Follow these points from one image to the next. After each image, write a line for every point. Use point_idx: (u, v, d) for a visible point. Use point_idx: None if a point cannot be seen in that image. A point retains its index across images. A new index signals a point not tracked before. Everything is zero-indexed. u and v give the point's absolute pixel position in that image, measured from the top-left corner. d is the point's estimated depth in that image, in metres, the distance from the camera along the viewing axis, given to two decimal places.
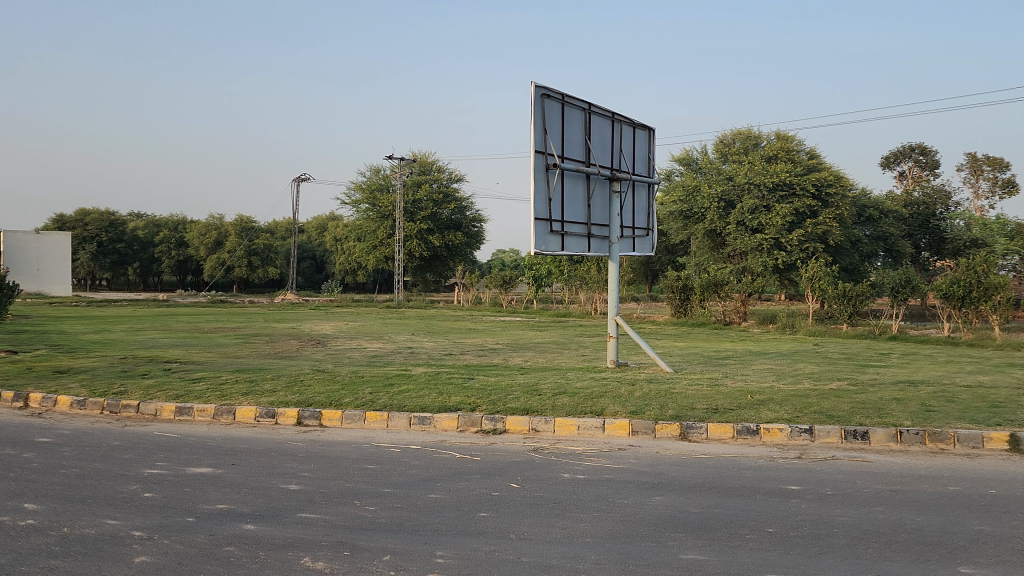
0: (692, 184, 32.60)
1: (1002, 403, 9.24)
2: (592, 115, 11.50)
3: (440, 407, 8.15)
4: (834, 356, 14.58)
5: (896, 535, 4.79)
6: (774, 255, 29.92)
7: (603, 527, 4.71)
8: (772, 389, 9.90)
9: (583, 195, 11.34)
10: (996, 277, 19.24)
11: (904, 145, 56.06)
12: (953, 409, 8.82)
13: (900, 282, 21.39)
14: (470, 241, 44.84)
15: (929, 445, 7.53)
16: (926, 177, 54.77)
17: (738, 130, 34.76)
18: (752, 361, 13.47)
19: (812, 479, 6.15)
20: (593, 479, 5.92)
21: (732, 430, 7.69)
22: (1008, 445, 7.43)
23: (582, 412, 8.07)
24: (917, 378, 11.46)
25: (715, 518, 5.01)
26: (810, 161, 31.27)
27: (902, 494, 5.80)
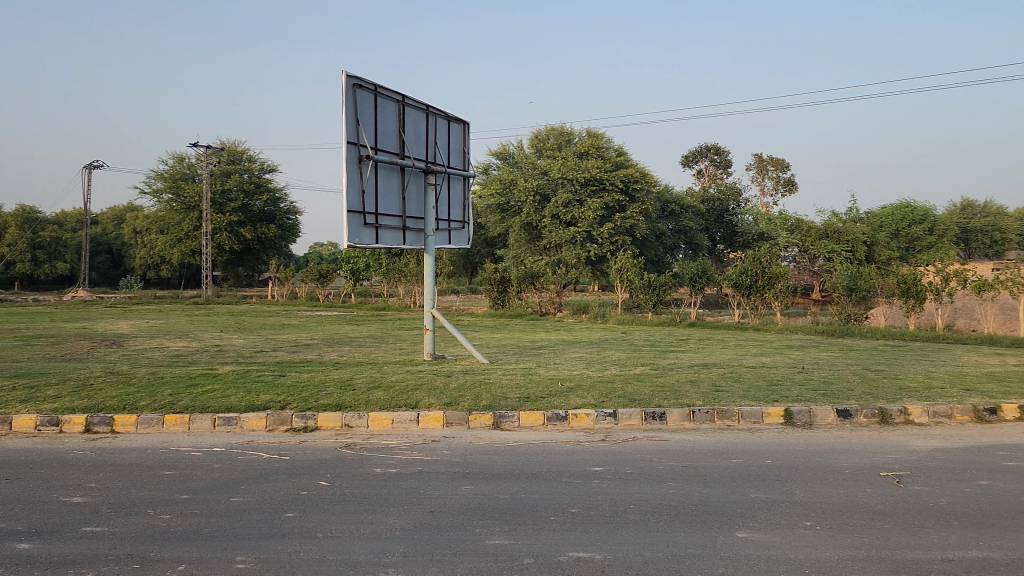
0: (508, 178, 33.14)
1: (780, 382, 10.23)
2: (406, 107, 11.44)
3: (247, 406, 7.84)
4: (639, 343, 15.48)
5: (684, 508, 5.18)
6: (586, 248, 31.10)
7: (412, 519, 4.74)
8: (581, 376, 10.36)
9: (398, 187, 11.28)
10: (779, 267, 21.28)
11: (701, 145, 60.20)
12: (738, 388, 9.66)
13: (698, 273, 23.05)
14: (285, 234, 43.28)
15: (717, 422, 8.19)
16: (721, 176, 59.23)
17: (551, 126, 35.88)
18: (564, 350, 14.02)
19: (614, 460, 6.51)
20: (405, 472, 5.93)
21: (542, 417, 7.97)
22: (783, 419, 8.27)
23: (395, 405, 8.05)
24: (710, 361, 12.40)
25: (522, 503, 5.18)
26: (618, 158, 32.90)
27: (692, 469, 6.27)
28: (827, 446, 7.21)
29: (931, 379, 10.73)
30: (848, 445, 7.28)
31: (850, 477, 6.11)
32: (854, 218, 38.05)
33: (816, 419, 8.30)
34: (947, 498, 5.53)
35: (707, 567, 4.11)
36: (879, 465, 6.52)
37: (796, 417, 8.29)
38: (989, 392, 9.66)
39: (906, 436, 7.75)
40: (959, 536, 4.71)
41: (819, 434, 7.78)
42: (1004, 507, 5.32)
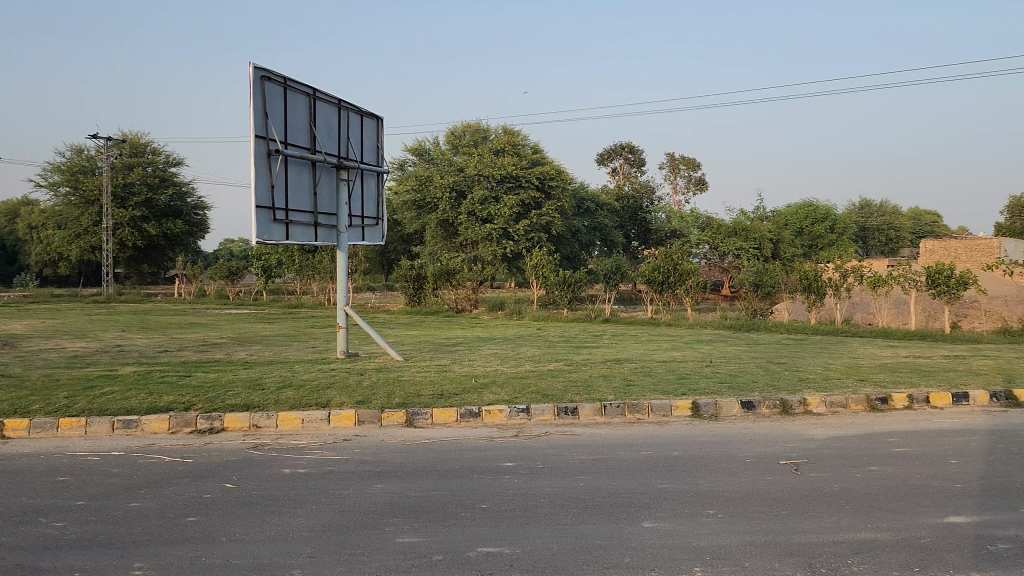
0: (424, 174, 32.86)
1: (688, 375, 10.53)
2: (317, 101, 11.25)
3: (150, 408, 7.58)
4: (554, 339, 15.64)
5: (593, 500, 5.27)
6: (502, 245, 31.16)
7: (321, 520, 4.67)
8: (495, 373, 10.40)
9: (309, 182, 11.08)
10: (689, 264, 21.86)
11: (616, 144, 61.17)
12: (649, 382, 9.89)
13: (612, 269, 23.47)
14: (192, 230, 41.90)
15: (628, 416, 8.36)
16: (635, 175, 60.36)
17: (467, 123, 35.87)
18: (479, 346, 14.08)
19: (526, 455, 6.57)
20: (314, 472, 5.84)
21: (455, 414, 7.98)
22: (690, 412, 8.51)
23: (306, 404, 7.92)
24: (623, 356, 12.67)
25: (432, 501, 5.18)
26: (534, 155, 33.20)
27: (602, 462, 6.39)
28: (731, 437, 7.45)
29: (829, 370, 11.23)
30: (751, 435, 7.56)
31: (751, 466, 6.33)
32: (760, 216, 39.39)
33: (721, 411, 8.58)
34: (841, 484, 5.80)
35: (612, 557, 4.20)
36: (780, 453, 6.79)
37: (703, 409, 8.54)
38: (881, 383, 10.20)
39: (805, 426, 8.09)
40: (850, 519, 4.95)
41: (725, 425, 8.04)
42: (891, 491, 5.62)
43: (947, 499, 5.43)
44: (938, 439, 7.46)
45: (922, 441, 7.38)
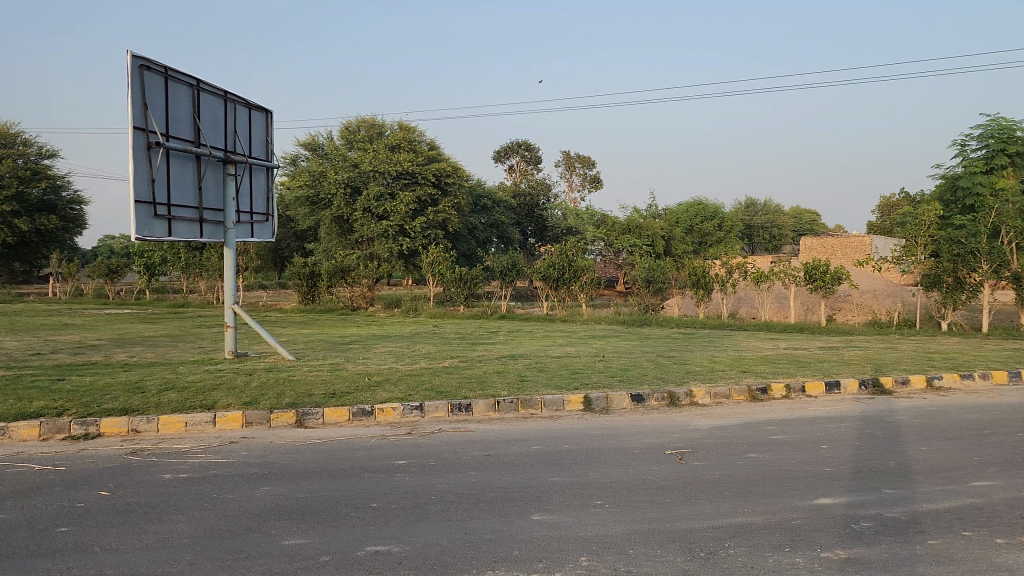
0: (317, 169, 32.12)
1: (581, 370, 10.75)
2: (201, 92, 10.86)
3: (18, 415, 7.14)
4: (450, 336, 15.64)
5: (484, 495, 5.31)
6: (399, 242, 30.86)
7: (203, 525, 4.53)
8: (389, 371, 10.32)
9: (193, 176, 10.68)
10: (584, 261, 22.28)
11: (513, 141, 61.59)
12: (542, 377, 10.04)
13: (507, 266, 23.63)
14: (69, 225, 39.65)
15: (521, 411, 8.45)
16: (531, 172, 61.00)
17: (362, 118, 35.39)
18: (374, 344, 13.94)
19: (418, 453, 6.56)
20: (198, 476, 5.66)
21: (348, 413, 7.87)
22: (582, 406, 8.69)
23: (190, 407, 7.65)
24: (517, 352, 12.80)
25: (321, 502, 5.10)
26: (430, 152, 33.11)
27: (493, 457, 6.44)
28: (620, 429, 7.66)
29: (714, 363, 11.70)
30: (640, 427, 7.78)
31: (638, 456, 6.54)
32: (652, 214, 40.55)
33: (612, 404, 8.80)
34: (721, 471, 6.06)
35: (501, 550, 4.25)
36: (666, 444, 7.02)
37: (594, 403, 8.74)
38: (761, 374, 10.70)
39: (690, 416, 8.39)
40: (729, 505, 5.18)
41: (615, 418, 8.26)
42: (768, 476, 5.91)
43: (818, 482, 5.76)
44: (811, 426, 7.89)
45: (797, 428, 7.79)
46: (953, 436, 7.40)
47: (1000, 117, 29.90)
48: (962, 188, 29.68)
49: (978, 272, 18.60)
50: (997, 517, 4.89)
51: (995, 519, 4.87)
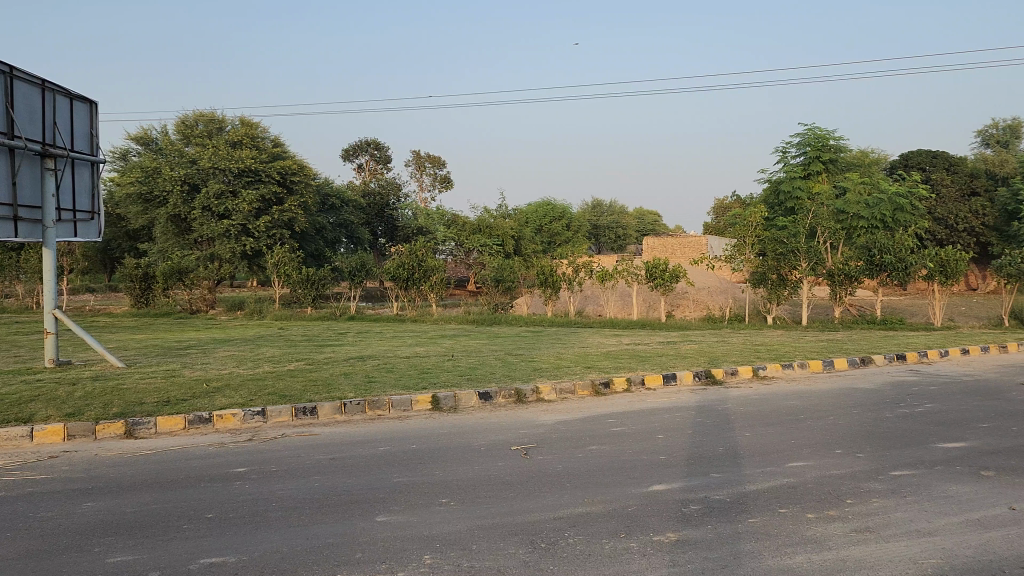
0: (150, 165, 30.25)
1: (430, 370, 10.77)
2: (15, 80, 10.01)
3: None
4: (295, 339, 15.20)
5: (327, 500, 5.22)
6: (242, 242, 29.71)
7: (17, 548, 4.19)
8: (230, 375, 9.91)
9: (5, 171, 9.83)
10: (433, 261, 22.29)
11: (361, 140, 60.56)
12: (390, 378, 9.97)
13: (356, 266, 23.23)
14: None
15: (368, 413, 8.36)
16: (381, 171, 60.24)
17: (200, 112, 33.77)
18: (213, 348, 13.34)
19: (259, 460, 6.35)
20: (11, 495, 5.22)
21: (183, 421, 7.51)
22: (430, 405, 8.71)
23: (4, 421, 7.06)
24: (366, 353, 12.65)
25: (152, 515, 4.85)
26: (274, 149, 32.11)
27: (338, 460, 6.34)
28: (467, 427, 7.74)
29: (560, 360, 12.03)
30: (486, 425, 7.89)
31: (484, 453, 6.64)
32: (502, 214, 41.11)
33: (460, 403, 8.88)
34: (562, 464, 6.26)
35: (343, 554, 4.20)
36: (512, 440, 7.17)
37: (442, 402, 8.78)
38: (604, 369, 11.13)
39: (536, 412, 8.60)
40: (570, 496, 5.36)
41: (462, 416, 8.33)
42: (607, 467, 6.16)
43: (652, 470, 6.07)
44: (648, 417, 8.29)
45: (635, 420, 8.17)
46: (774, 421, 8.00)
47: (815, 126, 32.44)
48: (784, 192, 32.00)
49: (798, 270, 20.22)
50: (809, 494, 5.35)
51: (807, 496, 5.32)
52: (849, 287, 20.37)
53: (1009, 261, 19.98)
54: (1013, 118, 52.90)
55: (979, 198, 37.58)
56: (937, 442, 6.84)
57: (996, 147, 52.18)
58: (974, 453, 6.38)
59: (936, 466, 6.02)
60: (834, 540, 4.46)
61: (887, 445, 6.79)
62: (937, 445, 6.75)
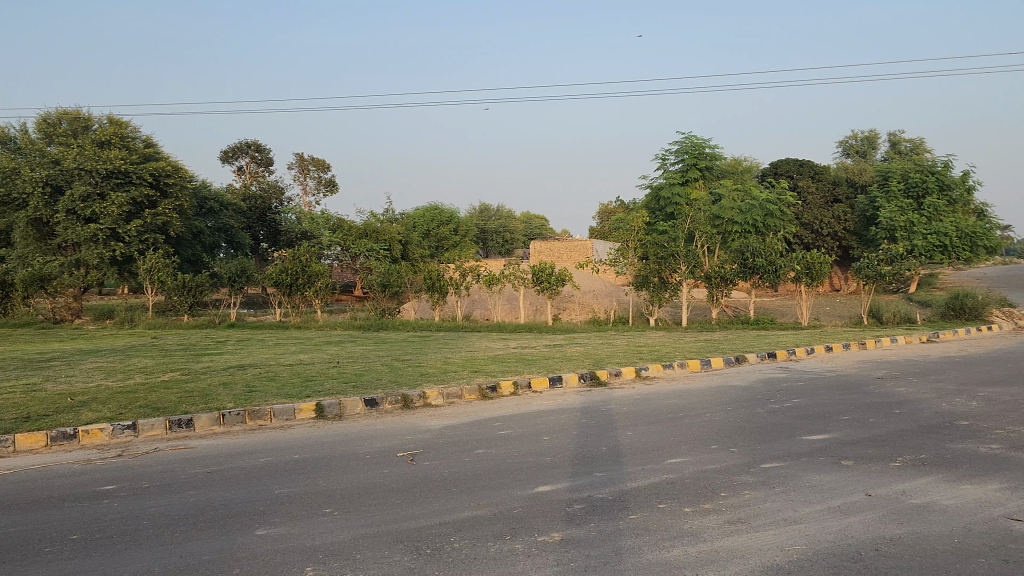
0: (8, 166, 28.41)
1: (314, 377, 10.53)
2: None
3: None
4: (170, 348, 14.53)
5: (203, 515, 5.02)
6: (111, 247, 28.15)
7: None
8: (97, 388, 9.36)
9: None
10: (318, 266, 21.79)
11: (241, 141, 58.58)
12: (272, 387, 9.68)
13: (236, 272, 22.42)
14: None
15: (249, 423, 8.10)
16: (262, 174, 58.52)
17: (64, 109, 31.94)
18: (80, 360, 12.57)
19: (130, 476, 6.03)
20: None
21: (44, 438, 7.06)
22: (314, 414, 8.52)
23: None
24: (246, 362, 12.23)
25: (9, 538, 4.53)
26: (146, 150, 30.64)
27: (215, 473, 6.11)
28: (352, 435, 7.61)
29: (447, 364, 12.00)
30: (372, 431, 7.79)
31: (369, 461, 6.54)
32: (389, 218, 40.67)
33: (345, 410, 8.72)
34: (449, 469, 6.25)
35: (221, 571, 4.05)
36: (398, 446, 7.10)
37: (326, 410, 8.61)
38: (491, 372, 11.19)
39: (423, 418, 8.55)
40: (456, 501, 5.36)
41: (347, 424, 8.19)
42: (492, 470, 6.19)
43: (538, 471, 6.15)
44: (534, 419, 8.40)
45: (521, 422, 8.25)
46: (654, 420, 8.26)
47: (692, 135, 33.71)
48: (663, 198, 33.05)
49: (678, 273, 20.94)
50: (686, 489, 5.55)
51: (684, 490, 5.52)
52: (725, 288, 21.26)
53: (866, 263, 21.40)
54: (870, 130, 56.71)
55: (841, 205, 40.02)
56: (804, 435, 7.24)
57: (855, 157, 55.79)
58: (836, 444, 6.80)
59: (803, 458, 6.38)
60: (710, 532, 4.65)
61: (758, 439, 7.14)
62: (803, 437, 7.16)
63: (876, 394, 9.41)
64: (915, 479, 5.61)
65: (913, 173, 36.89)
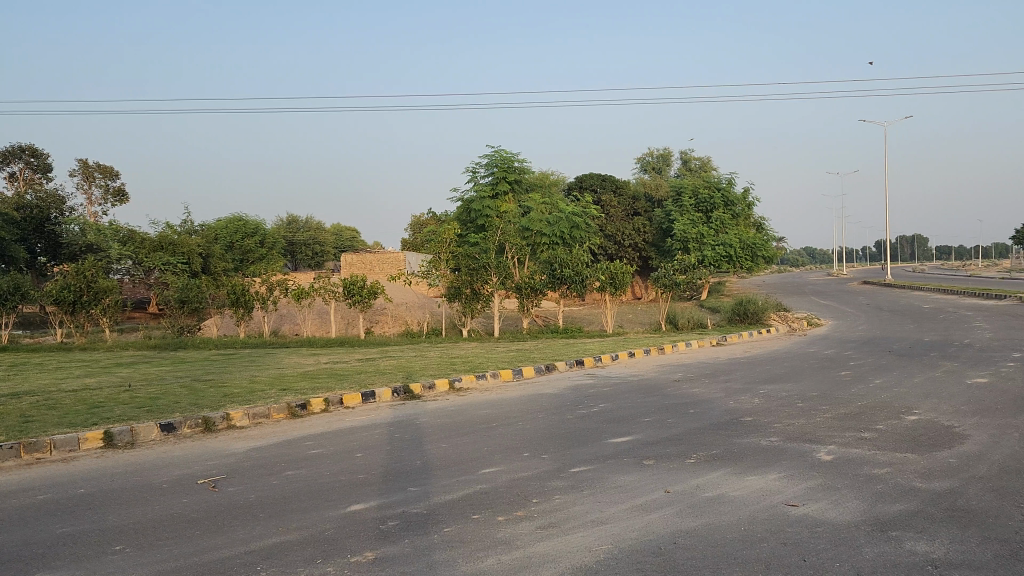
0: None
1: (103, 403, 9.66)
2: None
3: None
4: None
5: None
6: None
7: None
8: None
9: None
10: (106, 282, 20.07)
11: (13, 144, 52.93)
12: (53, 416, 8.76)
13: (9, 289, 20.18)
14: None
15: (24, 457, 7.29)
16: (39, 181, 53.23)
17: None
18: None
19: None
20: None
21: None
22: (103, 442, 7.82)
23: None
24: (21, 389, 10.99)
25: None
26: None
27: None
28: (146, 464, 7.05)
29: (253, 383, 11.42)
30: (170, 458, 7.27)
31: (165, 491, 6.07)
32: (187, 230, 38.33)
33: (138, 437, 8.07)
34: (255, 493, 5.95)
35: None
36: (200, 473, 6.67)
37: (116, 437, 7.93)
38: (301, 390, 10.78)
39: (226, 441, 8.09)
40: (262, 527, 5.10)
41: (142, 452, 7.58)
42: (302, 492, 5.96)
43: (349, 490, 5.99)
44: (346, 436, 8.19)
45: (333, 440, 8.01)
46: (467, 431, 8.32)
47: (501, 148, 34.26)
48: (474, 210, 33.44)
49: (489, 285, 21.36)
50: (499, 498, 5.62)
51: (497, 499, 5.59)
52: (535, 299, 21.87)
53: (664, 273, 22.83)
54: (664, 148, 60.75)
55: (640, 218, 42.52)
56: (609, 438, 7.57)
57: (653, 173, 59.48)
58: (639, 445, 7.17)
59: (608, 460, 6.66)
60: (522, 538, 4.73)
61: (567, 445, 7.37)
62: (608, 440, 7.48)
63: (673, 396, 10.03)
64: (707, 474, 6.02)
65: (702, 189, 39.93)
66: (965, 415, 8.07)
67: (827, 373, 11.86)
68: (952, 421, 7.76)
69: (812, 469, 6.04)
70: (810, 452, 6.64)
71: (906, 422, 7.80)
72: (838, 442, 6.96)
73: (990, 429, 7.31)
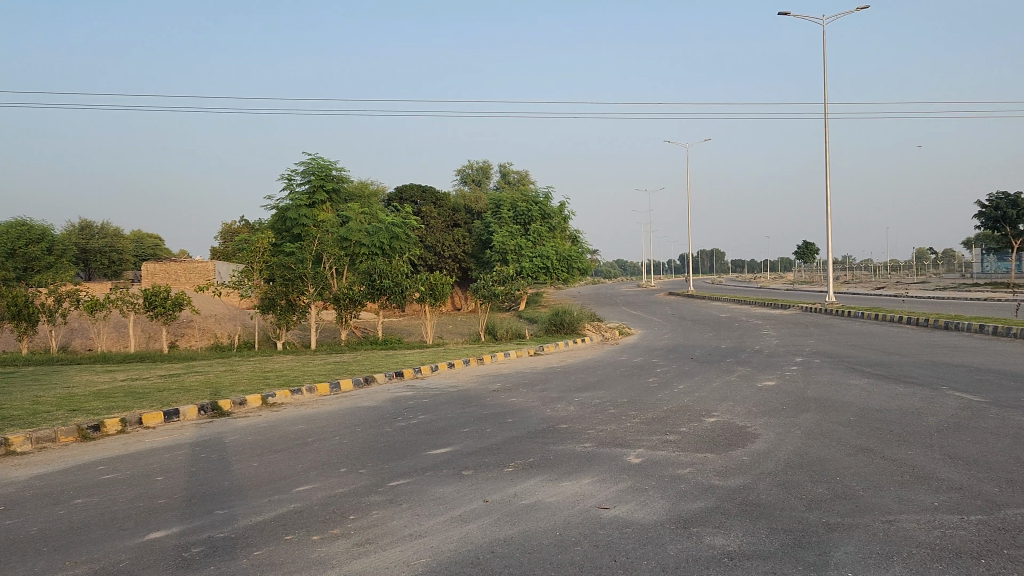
0: None
1: None
2: None
3: None
4: None
5: None
6: None
7: None
8: None
9: None
10: None
11: None
12: None
13: None
14: None
15: None
16: None
17: None
18: None
19: None
20: None
21: None
22: None
23: None
24: None
25: None
26: None
27: None
28: None
29: (37, 405, 10.33)
30: None
31: None
32: None
33: None
34: (38, 525, 5.38)
35: None
36: None
37: None
38: (94, 410, 9.90)
39: (3, 469, 7.29)
40: (46, 563, 4.61)
41: None
42: (94, 521, 5.46)
43: (149, 517, 5.55)
44: (145, 459, 7.59)
45: (131, 463, 7.42)
46: (281, 448, 7.98)
47: (318, 156, 33.45)
48: (290, 219, 32.33)
49: (306, 295, 20.79)
50: (314, 516, 5.42)
51: (312, 518, 5.39)
52: (353, 310, 21.49)
53: (483, 284, 23.13)
54: (484, 161, 61.92)
55: (460, 229, 42.95)
56: (429, 449, 7.54)
57: (472, 186, 60.27)
58: (458, 456, 7.19)
59: (427, 472, 6.62)
60: (337, 557, 4.58)
61: (385, 458, 7.25)
62: (428, 452, 7.44)
63: (492, 406, 10.16)
64: (524, 482, 6.13)
65: (521, 202, 40.99)
66: (755, 415, 8.77)
67: (636, 379, 12.50)
68: (744, 422, 8.40)
69: (622, 472, 6.31)
70: (620, 456, 6.95)
71: (705, 424, 8.36)
72: (646, 445, 7.32)
73: (776, 428, 7.98)
